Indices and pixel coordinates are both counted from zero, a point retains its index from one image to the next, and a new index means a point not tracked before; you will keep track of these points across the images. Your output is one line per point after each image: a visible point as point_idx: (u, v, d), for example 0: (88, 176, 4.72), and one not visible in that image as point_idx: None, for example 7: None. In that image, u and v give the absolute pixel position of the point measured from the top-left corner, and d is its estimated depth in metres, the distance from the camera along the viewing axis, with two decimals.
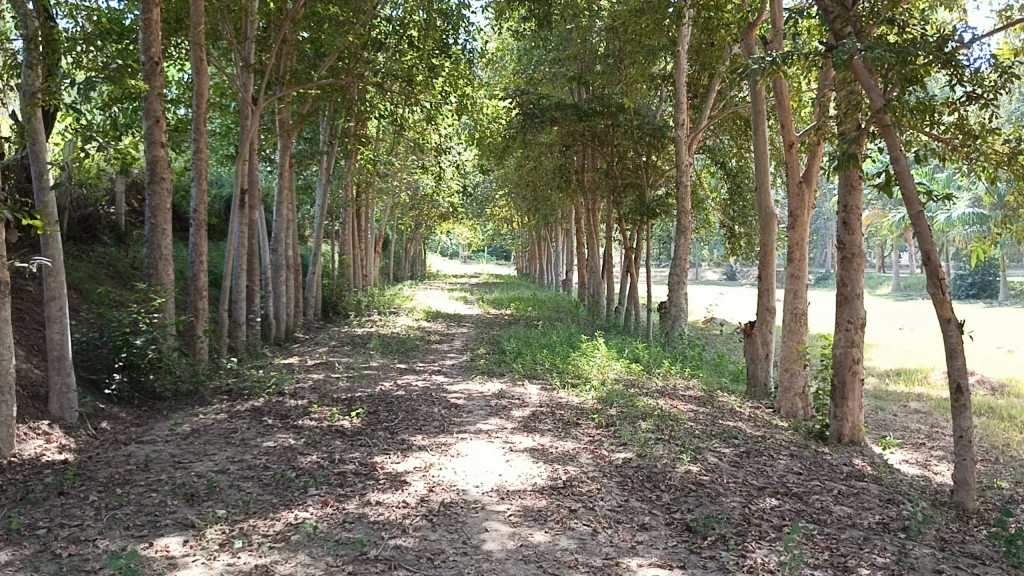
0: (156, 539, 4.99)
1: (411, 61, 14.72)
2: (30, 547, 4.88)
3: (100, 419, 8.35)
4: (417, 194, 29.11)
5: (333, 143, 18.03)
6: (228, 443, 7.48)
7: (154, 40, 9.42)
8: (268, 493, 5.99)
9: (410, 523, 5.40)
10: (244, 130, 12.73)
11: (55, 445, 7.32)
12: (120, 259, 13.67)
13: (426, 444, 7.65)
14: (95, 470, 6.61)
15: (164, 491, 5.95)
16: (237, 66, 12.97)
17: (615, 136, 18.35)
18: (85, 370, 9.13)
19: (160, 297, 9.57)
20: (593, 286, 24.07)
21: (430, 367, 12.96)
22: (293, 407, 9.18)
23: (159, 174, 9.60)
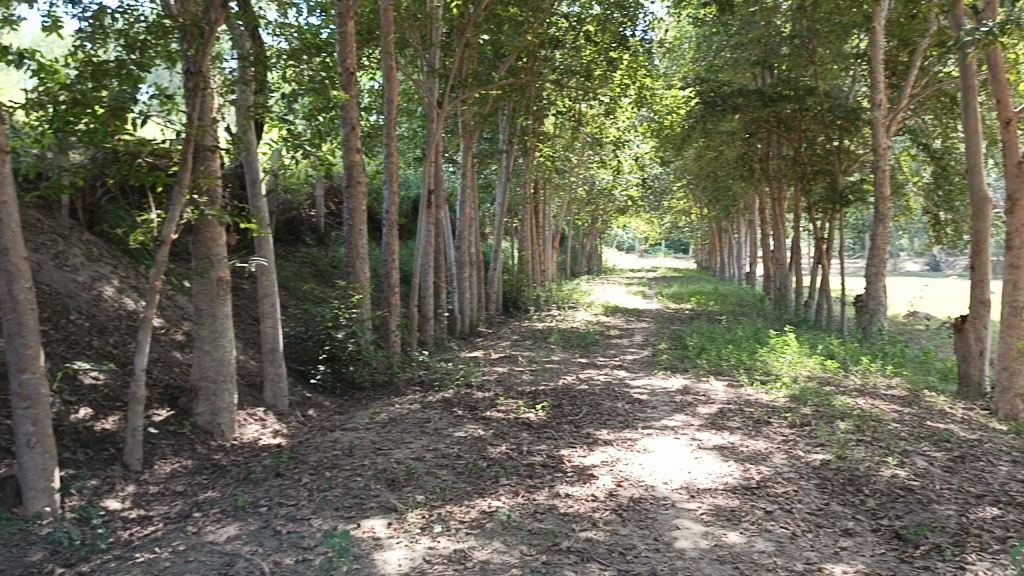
0: (362, 520, 5.31)
1: (589, 56, 14.65)
2: (254, 523, 5.37)
3: (308, 407, 9.01)
4: (593, 189, 29.02)
5: (513, 142, 18.41)
6: (422, 432, 7.84)
7: (350, 52, 10.08)
8: (462, 481, 6.23)
9: (600, 517, 5.41)
10: (431, 133, 13.25)
11: (270, 429, 8.06)
12: (321, 259, 14.63)
13: (612, 439, 7.66)
14: (305, 454, 7.16)
15: (367, 476, 6.32)
16: (423, 72, 13.54)
17: (805, 120, 17.40)
18: (294, 361, 9.91)
19: (357, 293, 10.15)
20: (780, 278, 23.05)
21: (612, 361, 12.95)
22: (482, 400, 9.47)
23: (356, 178, 10.23)
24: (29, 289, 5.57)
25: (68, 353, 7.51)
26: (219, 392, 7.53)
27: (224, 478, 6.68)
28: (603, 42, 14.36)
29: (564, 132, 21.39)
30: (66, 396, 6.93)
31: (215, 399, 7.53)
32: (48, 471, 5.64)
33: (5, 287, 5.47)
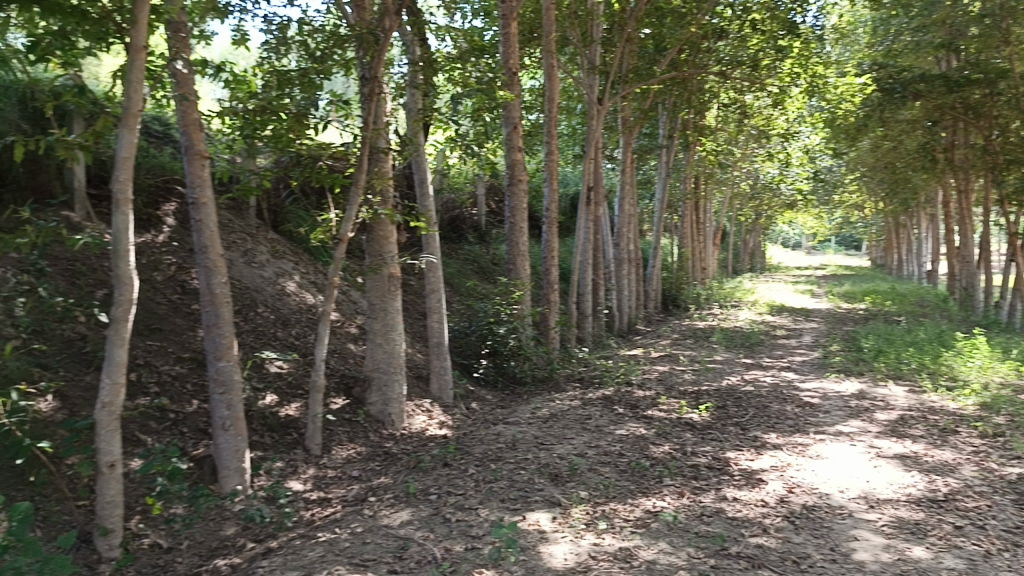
0: (527, 513, 5.39)
1: (755, 45, 14.18)
2: (426, 510, 5.58)
3: (471, 400, 9.24)
4: (758, 183, 28.00)
5: (674, 137, 18.11)
6: (584, 429, 7.85)
7: (512, 52, 10.24)
8: (625, 479, 6.19)
9: (771, 523, 5.23)
10: (591, 131, 13.26)
11: (436, 421, 8.34)
12: (483, 256, 14.96)
13: (781, 443, 7.37)
14: (471, 446, 7.35)
15: (531, 469, 6.41)
16: (584, 70, 13.56)
17: (994, 105, 16.60)
18: (458, 356, 10.19)
19: (518, 290, 10.30)
20: (966, 277, 21.32)
21: (779, 362, 12.46)
22: (643, 398, 9.37)
23: (518, 176, 10.41)
24: (225, 283, 6.09)
25: (256, 343, 8.11)
26: (390, 382, 7.87)
27: (396, 465, 6.99)
28: (770, 30, 13.83)
29: (727, 125, 20.79)
30: (254, 383, 7.49)
31: (386, 389, 7.88)
32: (241, 451, 6.12)
33: (205, 281, 6.02)
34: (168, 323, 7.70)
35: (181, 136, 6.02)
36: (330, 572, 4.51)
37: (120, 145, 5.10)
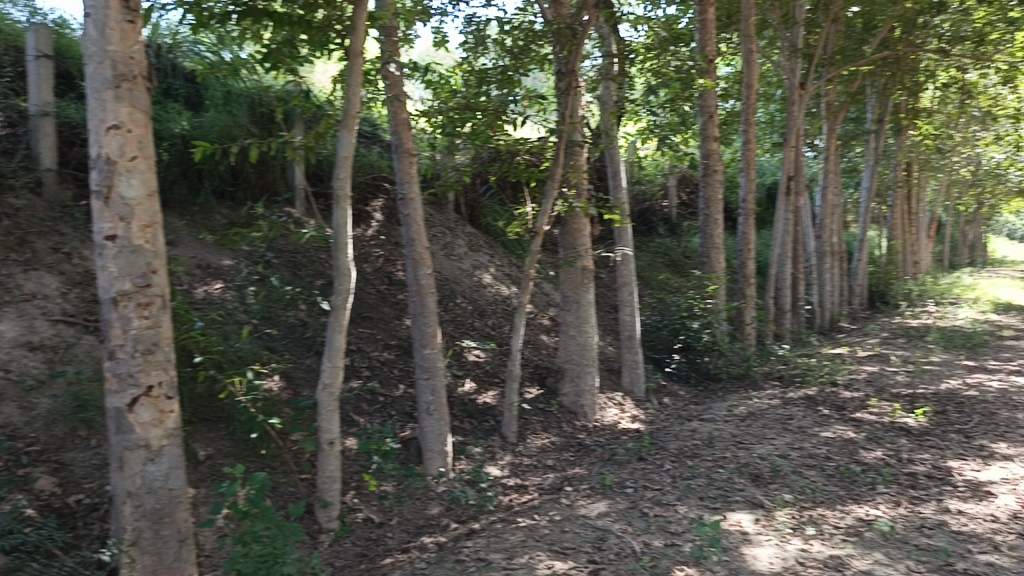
0: (728, 512, 5.24)
1: (982, 17, 12.90)
2: (622, 503, 5.58)
3: (664, 395, 9.12)
4: (980, 170, 25.56)
5: (884, 121, 16.90)
6: (785, 429, 7.52)
7: (708, 39, 9.95)
8: (833, 484, 5.87)
9: (1004, 541, 4.77)
10: (792, 118, 12.65)
11: (628, 414, 8.31)
12: (675, 249, 14.69)
13: (1013, 454, 6.70)
14: (666, 441, 7.26)
15: (730, 468, 6.23)
16: (785, 54, 12.94)
17: None
18: (650, 350, 10.10)
19: (712, 283, 10.04)
20: None
21: (1007, 366, 11.32)
22: (850, 399, 8.83)
23: (713, 166, 10.16)
24: (431, 275, 6.39)
25: (455, 333, 8.45)
26: (583, 374, 7.92)
27: (590, 457, 7.04)
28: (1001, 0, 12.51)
29: (946, 107, 19.12)
30: (454, 370, 7.83)
31: (579, 381, 7.94)
32: (443, 435, 6.39)
33: (413, 273, 6.36)
34: (376, 312, 8.18)
35: (392, 135, 6.34)
36: (532, 558, 4.62)
37: (341, 145, 5.48)
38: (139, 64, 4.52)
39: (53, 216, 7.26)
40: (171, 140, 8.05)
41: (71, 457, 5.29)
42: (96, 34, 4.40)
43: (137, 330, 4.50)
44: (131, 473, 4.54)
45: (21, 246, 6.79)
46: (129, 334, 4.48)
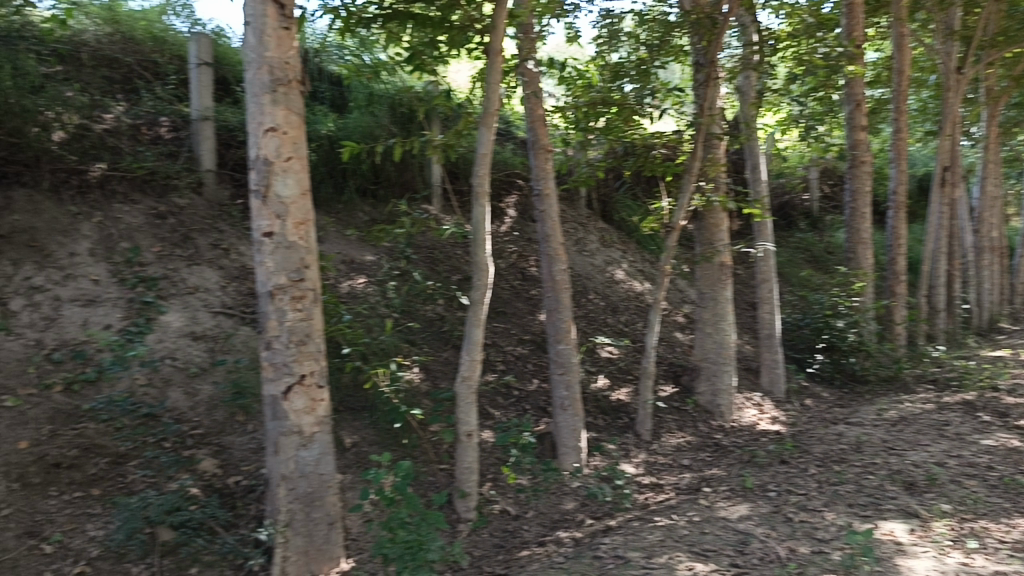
0: (880, 521, 4.99)
1: None
2: (765, 506, 5.41)
3: (805, 396, 8.78)
4: None
5: None
6: (941, 436, 7.08)
7: (856, 24, 9.53)
8: (997, 496, 5.48)
9: None
10: (947, 104, 11.89)
11: (768, 415, 8.04)
12: (817, 244, 14.07)
13: None
14: (810, 444, 6.98)
15: (881, 475, 5.92)
16: (940, 37, 12.18)
17: None
18: (790, 349, 9.74)
19: (859, 280, 9.58)
20: None
21: None
22: (1014, 406, 8.21)
23: (860, 157, 9.71)
24: (566, 270, 6.40)
25: (589, 329, 8.44)
26: (720, 373, 7.73)
27: (728, 458, 6.86)
28: None
29: None
30: (588, 366, 7.83)
31: (715, 380, 7.75)
32: (578, 431, 6.39)
33: (548, 268, 6.39)
34: (510, 307, 8.28)
35: (528, 132, 6.39)
36: (672, 558, 4.55)
37: (480, 142, 5.57)
38: (294, 69, 4.75)
39: (212, 214, 7.73)
40: (318, 141, 8.40)
41: (230, 441, 5.62)
42: (255, 41, 4.66)
43: (291, 322, 4.73)
44: (285, 458, 4.78)
45: (185, 243, 7.27)
46: (284, 326, 4.73)
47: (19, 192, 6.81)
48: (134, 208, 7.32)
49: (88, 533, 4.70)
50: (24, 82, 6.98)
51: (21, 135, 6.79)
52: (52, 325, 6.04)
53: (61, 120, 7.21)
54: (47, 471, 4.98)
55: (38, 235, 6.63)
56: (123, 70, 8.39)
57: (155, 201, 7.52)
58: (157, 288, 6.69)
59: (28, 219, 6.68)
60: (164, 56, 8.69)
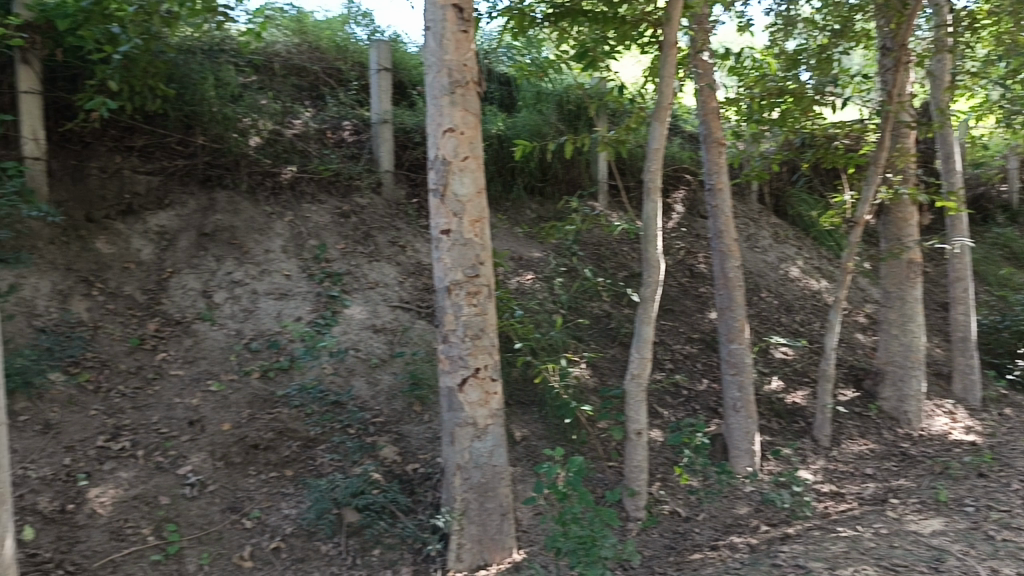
0: None
1: None
2: (962, 522, 5.03)
3: (1005, 405, 8.06)
4: None
5: None
6: None
7: None
8: None
9: None
10: None
11: (961, 424, 7.45)
12: (1018, 239, 12.84)
13: None
14: (1012, 458, 6.41)
15: None
16: None
17: None
18: (987, 354, 8.98)
19: None
20: None
21: None
22: None
23: None
24: (739, 267, 6.21)
25: (762, 328, 8.15)
26: (906, 378, 7.25)
27: (917, 468, 6.42)
28: None
29: None
30: (761, 367, 7.56)
31: (902, 384, 7.27)
32: (752, 434, 6.18)
33: (720, 265, 6.23)
34: (679, 304, 8.13)
35: (701, 126, 6.23)
36: (857, 571, 4.32)
37: (652, 137, 5.46)
38: (471, 70, 4.87)
39: (390, 213, 8.09)
40: (488, 140, 8.59)
41: (408, 430, 5.86)
42: (435, 45, 4.82)
43: (467, 316, 4.88)
44: (460, 448, 4.92)
45: (366, 241, 7.66)
46: (460, 320, 4.87)
47: (221, 193, 7.42)
48: (321, 208, 7.78)
49: (283, 511, 5.05)
50: (225, 92, 7.57)
51: (222, 141, 7.44)
52: (250, 316, 6.54)
53: (256, 127, 7.79)
54: (247, 451, 5.39)
55: (238, 233, 7.20)
56: (310, 78, 8.93)
57: (339, 201, 7.95)
58: (342, 283, 7.09)
59: (229, 218, 7.25)
60: (347, 63, 9.18)
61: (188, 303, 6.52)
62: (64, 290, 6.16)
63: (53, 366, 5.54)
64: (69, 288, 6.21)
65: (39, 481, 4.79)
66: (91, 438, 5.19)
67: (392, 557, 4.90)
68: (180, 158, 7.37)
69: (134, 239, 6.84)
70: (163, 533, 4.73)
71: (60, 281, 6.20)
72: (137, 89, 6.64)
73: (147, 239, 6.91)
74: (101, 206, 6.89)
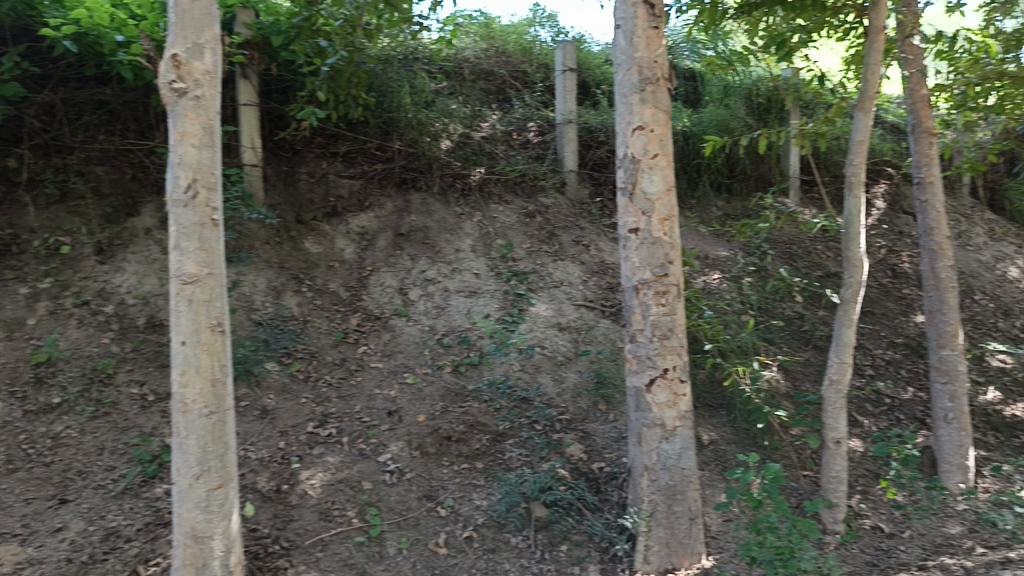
0: None
1: None
2: None
3: None
4: None
5: None
6: None
7: None
8: None
9: None
10: None
11: None
12: None
13: None
14: None
15: None
16: None
17: None
18: None
19: None
20: None
21: None
22: None
23: None
24: (952, 267, 5.75)
25: (976, 334, 7.49)
26: None
27: None
28: None
29: None
30: (975, 376, 6.94)
31: None
32: (965, 448, 5.70)
33: (929, 265, 5.80)
34: (880, 306, 7.63)
35: (909, 115, 5.82)
36: None
37: (856, 129, 5.16)
38: (663, 67, 4.80)
39: (574, 212, 8.16)
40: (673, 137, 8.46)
41: (593, 428, 5.87)
42: (625, 44, 4.81)
43: (656, 316, 4.81)
44: (649, 449, 4.87)
45: (551, 240, 7.76)
46: (648, 320, 4.82)
47: (415, 195, 7.76)
48: (508, 208, 7.97)
49: (474, 502, 5.22)
50: (419, 98, 7.97)
51: (417, 146, 7.78)
52: (442, 313, 6.82)
53: (447, 130, 8.05)
54: (441, 443, 5.61)
55: (430, 233, 7.51)
56: (498, 82, 9.14)
57: (525, 201, 8.09)
58: (528, 282, 7.23)
59: (423, 219, 7.59)
60: (532, 65, 9.33)
61: (386, 300, 6.90)
62: (277, 287, 6.68)
63: (269, 357, 6.04)
64: (282, 284, 6.73)
65: (258, 462, 5.23)
66: (302, 425, 5.60)
67: (579, 554, 4.93)
68: (378, 162, 7.77)
69: (338, 239, 7.34)
70: (366, 517, 5.01)
71: (274, 278, 6.73)
72: (342, 98, 7.08)
73: (350, 239, 7.38)
74: (310, 209, 7.43)
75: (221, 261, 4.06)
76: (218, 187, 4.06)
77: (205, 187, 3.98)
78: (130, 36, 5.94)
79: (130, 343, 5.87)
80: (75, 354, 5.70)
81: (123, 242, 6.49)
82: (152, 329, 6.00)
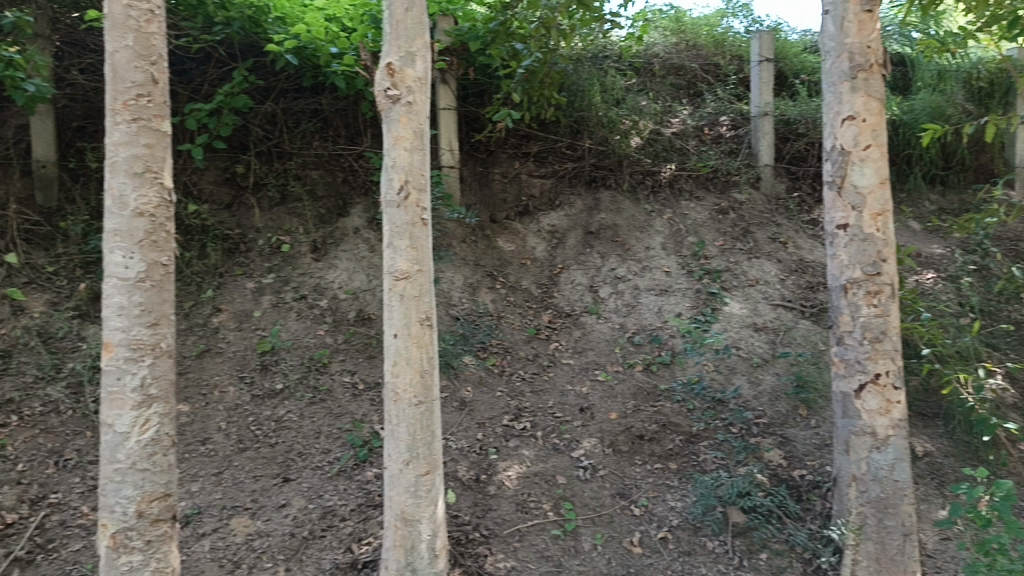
0: None
1: None
2: None
3: None
4: None
5: None
6: None
7: None
8: None
9: None
10: None
11: None
12: None
13: None
14: None
15: None
16: None
17: None
18: None
19: None
20: None
21: None
22: None
23: None
24: None
25: None
26: None
27: None
28: None
29: None
30: None
31: None
32: None
33: None
34: None
35: None
36: None
37: None
38: (877, 52, 4.50)
39: (770, 208, 7.85)
40: None
41: (794, 434, 5.61)
42: (836, 30, 4.56)
43: (867, 318, 4.53)
44: (858, 458, 4.58)
45: (745, 237, 7.51)
46: (858, 321, 4.55)
47: (605, 193, 7.79)
48: (699, 205, 7.79)
49: (669, 502, 5.15)
50: (609, 96, 8.00)
51: (607, 144, 7.77)
52: (632, 311, 6.82)
53: (637, 127, 7.99)
54: (633, 441, 5.59)
55: (620, 231, 7.51)
56: (688, 76, 8.96)
57: (718, 197, 7.88)
58: (721, 280, 7.04)
59: (612, 217, 7.59)
60: (725, 57, 9.05)
61: (577, 297, 7.00)
62: (473, 283, 6.91)
63: (467, 351, 6.27)
64: (477, 281, 6.95)
65: (458, 451, 5.43)
66: (498, 417, 5.77)
67: (780, 564, 4.74)
68: (569, 161, 7.84)
69: (530, 237, 7.53)
70: (561, 510, 5.08)
71: (470, 275, 6.96)
72: (535, 99, 7.19)
73: (541, 237, 7.55)
74: (503, 208, 7.66)
75: (429, 258, 4.25)
76: (427, 187, 4.25)
77: (416, 188, 4.18)
78: (342, 47, 6.35)
79: (342, 335, 6.31)
80: (295, 344, 6.18)
81: (335, 240, 6.96)
82: (362, 322, 6.43)
